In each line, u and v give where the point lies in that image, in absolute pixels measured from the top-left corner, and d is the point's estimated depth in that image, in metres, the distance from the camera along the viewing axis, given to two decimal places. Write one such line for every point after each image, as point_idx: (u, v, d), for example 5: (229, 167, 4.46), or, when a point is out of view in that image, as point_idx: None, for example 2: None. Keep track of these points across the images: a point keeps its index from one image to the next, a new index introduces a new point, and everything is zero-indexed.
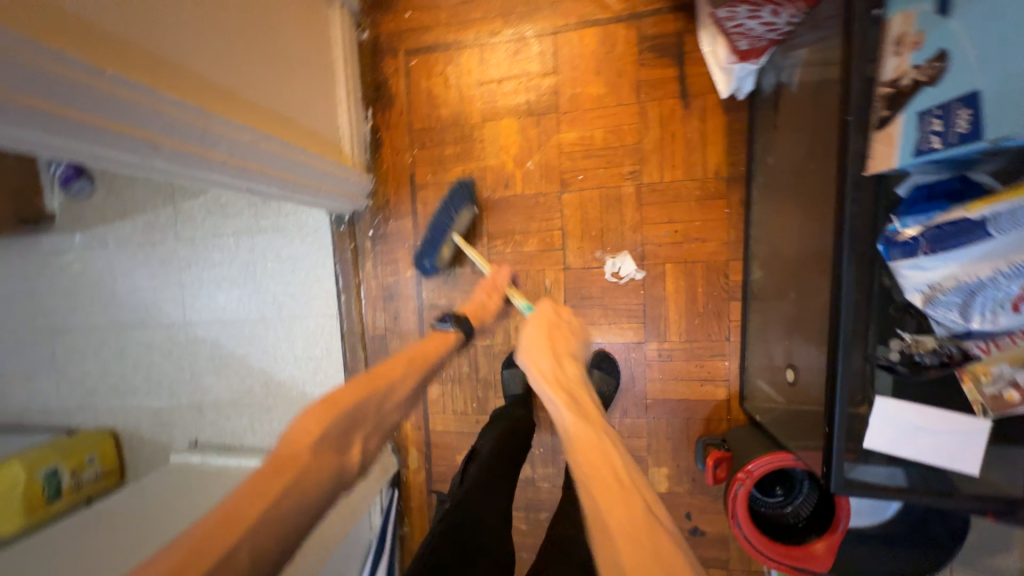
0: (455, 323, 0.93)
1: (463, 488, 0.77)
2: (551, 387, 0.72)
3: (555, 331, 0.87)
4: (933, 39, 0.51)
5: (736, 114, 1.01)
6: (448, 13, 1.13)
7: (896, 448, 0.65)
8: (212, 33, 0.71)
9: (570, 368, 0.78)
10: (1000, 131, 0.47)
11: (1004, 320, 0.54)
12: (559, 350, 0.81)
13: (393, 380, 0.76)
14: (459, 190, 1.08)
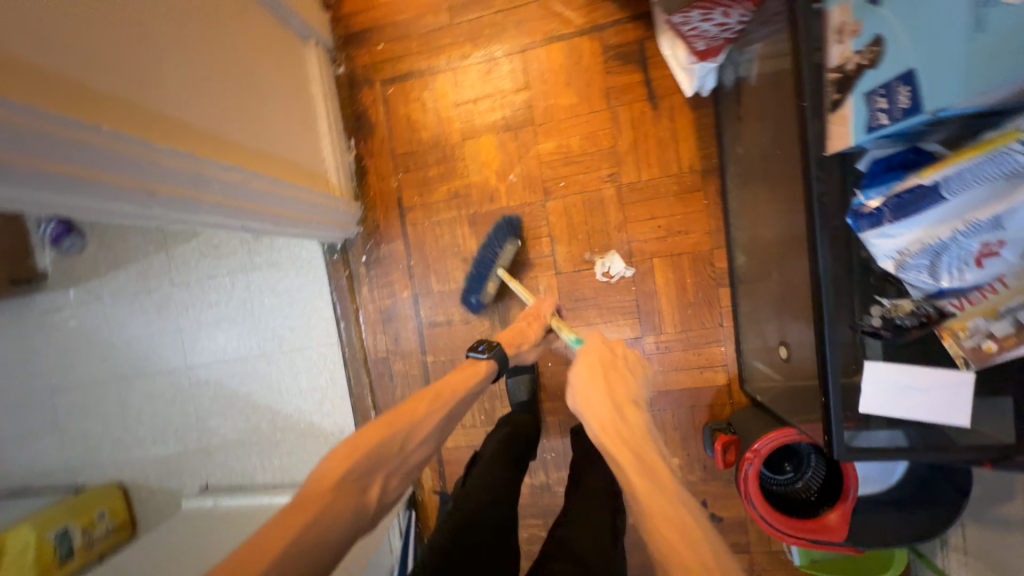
0: (488, 351, 0.92)
1: (467, 487, 0.82)
2: (611, 441, 0.70)
3: (612, 373, 0.84)
4: (869, 26, 0.55)
5: (703, 109, 1.06)
6: (419, 41, 1.18)
7: (890, 409, 0.68)
8: (194, 81, 0.74)
9: (631, 418, 0.74)
10: (938, 102, 0.49)
11: (970, 275, 0.57)
12: (619, 396, 0.78)
13: (417, 418, 0.75)
14: (504, 225, 1.10)
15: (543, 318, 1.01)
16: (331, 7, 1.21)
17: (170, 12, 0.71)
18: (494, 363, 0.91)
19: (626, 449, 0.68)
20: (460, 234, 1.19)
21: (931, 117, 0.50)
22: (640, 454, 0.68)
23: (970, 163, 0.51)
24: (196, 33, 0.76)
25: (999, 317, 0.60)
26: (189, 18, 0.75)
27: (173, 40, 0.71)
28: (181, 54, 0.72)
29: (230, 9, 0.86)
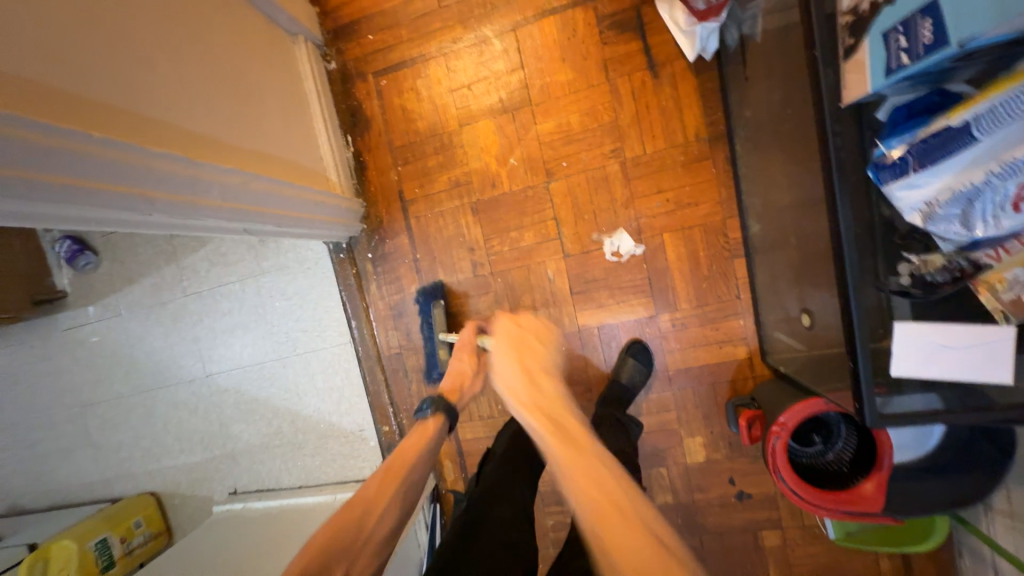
0: (432, 410, 0.87)
1: (481, 485, 0.82)
2: (534, 414, 0.74)
3: (525, 348, 0.87)
4: None
5: (707, 73, 1.01)
6: (408, 29, 1.15)
7: (926, 371, 0.64)
8: (185, 84, 0.73)
9: (547, 387, 0.79)
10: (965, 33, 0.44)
11: (1009, 222, 0.52)
12: (533, 369, 0.83)
13: (365, 509, 0.68)
14: (421, 297, 1.16)
15: (468, 345, 0.94)
16: (318, 1, 1.19)
17: (154, 14, 0.70)
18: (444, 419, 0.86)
19: (540, 414, 0.74)
20: (464, 223, 1.17)
21: (957, 50, 0.46)
22: (557, 421, 0.72)
23: (1003, 96, 0.46)
24: (182, 34, 0.75)
25: None
26: (173, 19, 0.74)
27: (160, 43, 0.70)
28: (168, 56, 0.71)
29: (215, 9, 0.85)
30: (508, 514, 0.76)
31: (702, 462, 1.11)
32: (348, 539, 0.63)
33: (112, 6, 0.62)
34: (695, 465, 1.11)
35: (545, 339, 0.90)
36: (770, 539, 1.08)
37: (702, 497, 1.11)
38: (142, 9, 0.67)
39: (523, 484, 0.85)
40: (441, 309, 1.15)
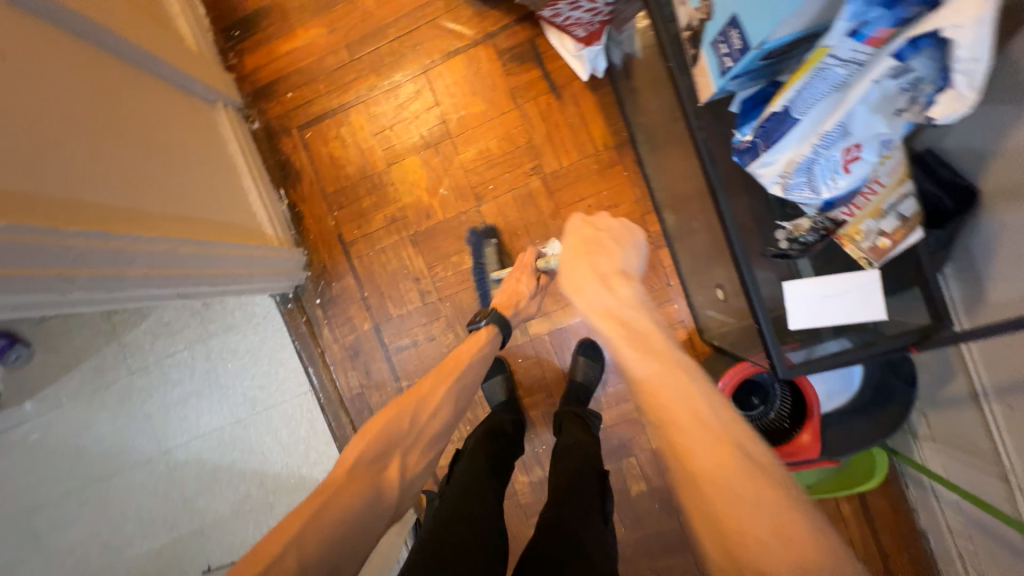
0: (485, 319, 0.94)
1: (451, 480, 0.86)
2: (606, 325, 0.66)
3: (593, 250, 0.75)
4: None
5: (603, 89, 1.12)
6: (325, 82, 1.21)
7: (816, 319, 0.72)
8: (96, 161, 0.75)
9: (622, 291, 0.69)
10: (760, 37, 0.53)
11: (843, 182, 0.62)
12: (607, 271, 0.72)
13: (424, 394, 0.77)
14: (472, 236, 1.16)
15: (529, 266, 1.01)
16: (234, 68, 1.24)
17: (62, 101, 0.72)
18: (498, 328, 0.93)
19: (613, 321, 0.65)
20: (405, 255, 1.21)
21: (759, 52, 0.54)
22: (635, 329, 0.64)
23: (801, 83, 0.53)
24: (90, 114, 0.77)
25: (885, 214, 0.67)
26: (81, 101, 0.76)
27: (66, 125, 0.71)
28: (76, 136, 0.72)
29: (121, 85, 0.87)
30: (479, 501, 0.80)
31: None
32: (403, 424, 0.71)
33: (15, 99, 0.64)
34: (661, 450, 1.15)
35: (621, 241, 0.79)
36: None
37: None
38: (40, 94, 0.69)
39: (490, 472, 0.89)
40: (492, 247, 1.14)
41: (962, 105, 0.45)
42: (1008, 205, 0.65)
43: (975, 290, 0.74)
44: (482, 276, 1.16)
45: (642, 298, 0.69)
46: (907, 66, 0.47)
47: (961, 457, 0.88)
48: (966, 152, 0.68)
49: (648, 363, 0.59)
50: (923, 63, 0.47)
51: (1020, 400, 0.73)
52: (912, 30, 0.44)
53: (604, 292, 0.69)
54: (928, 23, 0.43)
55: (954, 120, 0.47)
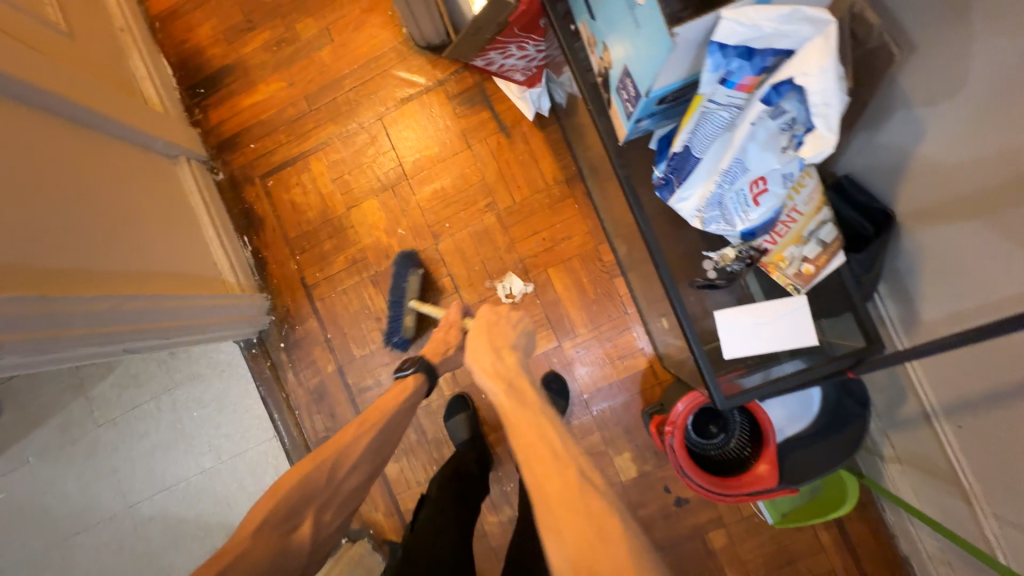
0: (411, 367, 0.94)
1: (415, 528, 0.85)
2: (494, 383, 0.78)
3: (493, 327, 0.89)
4: (597, 36, 0.66)
5: (549, 127, 1.16)
6: (285, 132, 1.26)
7: (748, 347, 0.74)
8: (48, 227, 0.78)
9: (510, 358, 0.83)
10: (646, 84, 0.55)
11: (755, 214, 0.64)
12: (499, 344, 0.86)
13: (343, 446, 0.80)
14: (400, 260, 1.14)
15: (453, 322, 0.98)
16: (199, 123, 1.29)
17: (11, 169, 0.75)
18: (422, 377, 0.92)
19: (498, 378, 0.78)
20: (366, 295, 1.22)
21: (648, 98, 0.56)
22: (513, 387, 0.77)
23: (691, 126, 0.56)
24: (41, 179, 0.80)
25: (806, 241, 0.69)
26: (33, 167, 0.79)
27: (14, 193, 0.74)
28: (26, 207, 0.76)
29: (80, 148, 0.90)
30: (448, 551, 0.81)
31: (636, 477, 1.12)
32: None
33: None
34: (631, 481, 1.12)
35: (519, 322, 0.93)
36: (717, 540, 1.08)
37: (646, 512, 1.11)
38: None
39: (454, 513, 0.89)
40: (417, 275, 1.14)
41: (826, 145, 0.49)
42: (923, 223, 0.67)
43: (909, 311, 0.75)
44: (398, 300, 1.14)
45: (524, 367, 0.83)
46: (779, 108, 0.51)
47: (927, 479, 0.86)
48: (880, 175, 0.71)
49: (519, 412, 0.71)
50: (794, 105, 0.50)
51: (969, 418, 0.74)
52: (773, 78, 0.48)
53: (496, 359, 0.82)
54: (787, 70, 0.47)
55: (822, 159, 0.50)
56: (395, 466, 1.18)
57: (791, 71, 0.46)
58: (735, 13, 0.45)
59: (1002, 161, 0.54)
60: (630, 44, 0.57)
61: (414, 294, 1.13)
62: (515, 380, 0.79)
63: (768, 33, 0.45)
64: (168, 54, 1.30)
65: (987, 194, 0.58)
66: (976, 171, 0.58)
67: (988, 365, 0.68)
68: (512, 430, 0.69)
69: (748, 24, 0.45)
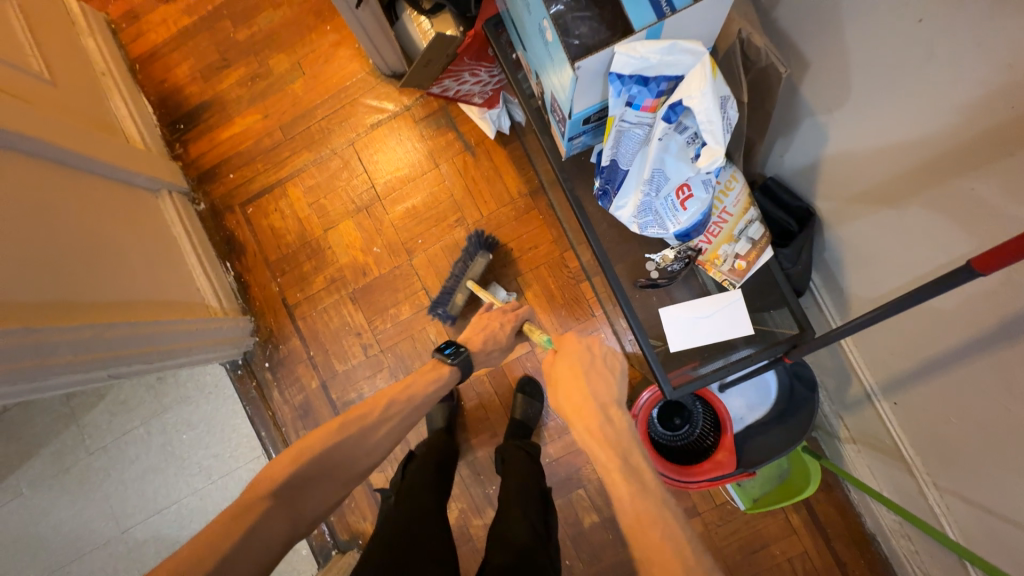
0: (454, 355, 0.92)
1: (404, 485, 0.90)
2: (605, 459, 0.68)
3: (592, 379, 0.76)
4: (530, 64, 0.76)
5: (511, 143, 1.23)
6: (262, 160, 1.32)
7: (692, 340, 0.82)
8: (36, 262, 0.83)
9: (617, 422, 0.72)
10: (568, 108, 0.64)
11: (684, 218, 0.70)
12: (604, 402, 0.74)
13: (372, 423, 0.79)
14: (473, 238, 1.16)
15: (517, 320, 0.98)
16: (180, 156, 1.35)
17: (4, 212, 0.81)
18: (457, 369, 0.92)
19: (599, 444, 0.69)
20: (346, 312, 1.27)
21: (572, 120, 0.65)
22: (629, 465, 0.67)
23: (612, 143, 0.64)
24: (32, 219, 0.85)
25: (737, 239, 0.76)
26: (23, 209, 0.85)
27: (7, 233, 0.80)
28: (18, 244, 0.81)
29: (64, 187, 0.95)
30: (434, 500, 0.86)
31: None
32: None
33: None
34: None
35: (616, 368, 0.79)
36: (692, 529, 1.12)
37: None
38: None
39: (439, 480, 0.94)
40: (483, 259, 1.15)
41: (716, 156, 0.57)
42: (838, 217, 0.75)
43: (839, 297, 0.81)
44: (457, 275, 1.16)
45: (635, 433, 0.71)
46: (682, 124, 0.59)
47: (878, 456, 0.91)
48: (799, 174, 0.79)
49: (649, 505, 0.62)
50: (692, 121, 0.58)
51: (902, 394, 0.80)
52: (669, 100, 0.57)
53: (606, 425, 0.71)
54: (678, 92, 0.56)
55: (717, 167, 0.58)
56: (382, 477, 1.21)
57: (680, 94, 0.55)
58: (626, 48, 0.54)
59: (901, 154, 0.62)
60: (551, 77, 0.66)
61: (472, 277, 1.15)
62: (625, 449, 0.69)
63: (655, 63, 0.54)
64: (148, 93, 1.37)
65: (893, 184, 0.65)
66: (881, 163, 0.65)
67: (911, 342, 0.74)
68: (639, 534, 0.60)
69: (637, 57, 0.53)
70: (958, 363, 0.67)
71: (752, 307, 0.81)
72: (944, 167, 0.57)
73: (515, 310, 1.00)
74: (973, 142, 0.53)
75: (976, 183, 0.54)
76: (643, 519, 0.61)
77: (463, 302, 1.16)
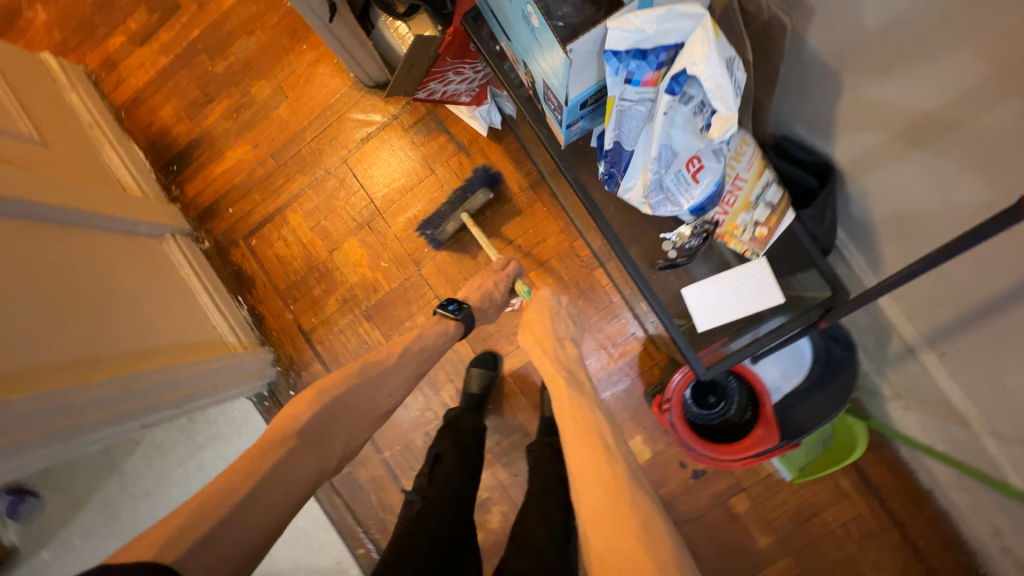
0: (458, 311, 0.93)
1: (432, 487, 0.86)
2: (551, 371, 0.80)
3: (555, 318, 0.90)
4: (516, 54, 0.73)
5: (505, 138, 1.20)
6: (259, 191, 1.31)
7: (720, 316, 0.79)
8: (51, 325, 0.83)
9: (568, 350, 0.85)
10: (563, 94, 0.62)
11: (698, 192, 0.67)
12: (561, 335, 0.87)
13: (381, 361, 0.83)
14: (481, 173, 1.15)
15: (507, 275, 1.00)
16: (178, 198, 1.35)
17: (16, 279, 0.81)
18: (460, 325, 0.93)
19: (547, 362, 0.82)
20: (362, 330, 1.26)
21: (569, 106, 0.63)
22: (572, 376, 0.79)
23: (614, 124, 0.61)
24: (45, 282, 0.86)
25: (755, 206, 0.73)
26: (34, 274, 0.85)
27: (23, 300, 0.80)
28: (37, 309, 0.82)
29: (71, 245, 0.95)
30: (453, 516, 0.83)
31: (652, 458, 1.13)
32: None
33: None
34: (648, 464, 1.13)
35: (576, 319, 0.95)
36: (740, 505, 1.09)
37: (667, 491, 1.12)
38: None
39: (469, 487, 0.90)
40: (484, 195, 1.13)
41: (729, 122, 0.54)
42: (862, 168, 0.71)
43: (870, 252, 0.78)
44: (454, 204, 1.15)
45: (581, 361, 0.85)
46: (687, 94, 0.57)
47: (927, 411, 0.87)
48: (813, 128, 0.75)
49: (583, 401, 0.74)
50: (698, 89, 0.56)
51: (949, 344, 0.76)
52: (671, 71, 0.55)
53: (558, 348, 0.84)
54: (680, 61, 0.54)
55: (730, 135, 0.55)
56: None
57: (682, 62, 0.53)
58: (619, 22, 0.52)
59: (925, 93, 0.58)
60: (542, 66, 0.63)
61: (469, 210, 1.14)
62: (571, 369, 0.81)
63: (652, 33, 0.52)
64: (138, 139, 1.36)
65: (919, 129, 0.61)
66: (903, 106, 0.61)
67: (954, 290, 0.70)
68: (571, 421, 0.72)
69: (632, 29, 0.52)
70: (1008, 306, 0.64)
71: (778, 274, 0.78)
72: (976, 100, 0.54)
73: (505, 267, 1.01)
74: (1007, 67, 0.49)
75: (1015, 112, 0.51)
76: (577, 409, 0.73)
77: (453, 231, 1.15)
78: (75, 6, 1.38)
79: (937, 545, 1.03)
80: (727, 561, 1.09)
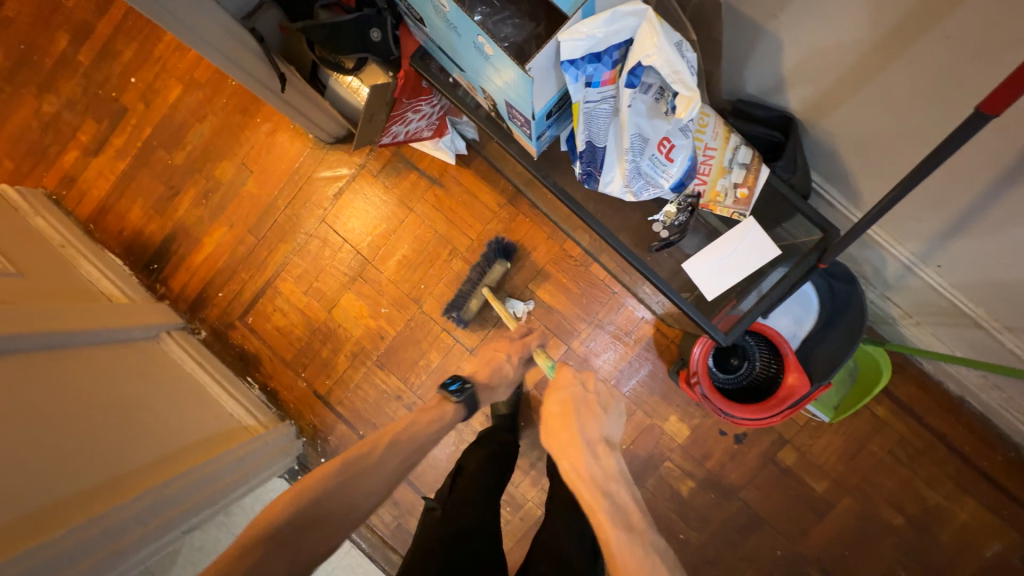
0: (459, 391, 0.87)
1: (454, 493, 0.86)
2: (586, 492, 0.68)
3: (584, 416, 0.76)
4: (471, 82, 0.76)
5: (474, 161, 1.22)
6: (245, 269, 1.30)
7: (725, 281, 0.81)
8: (66, 452, 0.81)
9: (603, 457, 0.72)
10: (528, 109, 0.64)
11: (674, 170, 0.69)
12: (592, 439, 0.74)
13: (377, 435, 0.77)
14: (496, 246, 1.18)
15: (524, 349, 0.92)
16: (164, 295, 1.33)
17: (37, 414, 0.81)
18: (461, 409, 0.86)
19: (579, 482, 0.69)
20: (379, 380, 1.25)
21: (536, 120, 0.65)
22: (609, 493, 0.68)
23: (582, 127, 0.64)
24: (63, 410, 0.85)
25: (730, 169, 0.75)
26: (53, 404, 0.85)
27: (46, 434, 0.80)
28: (61, 440, 0.81)
29: (76, 367, 0.95)
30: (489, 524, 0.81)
31: (691, 434, 1.13)
32: None
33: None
34: (689, 440, 1.13)
35: (609, 404, 0.81)
36: (787, 458, 1.10)
37: (714, 462, 1.12)
38: (19, 418, 0.78)
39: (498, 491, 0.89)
40: (501, 268, 1.15)
41: (693, 101, 0.57)
42: (819, 111, 0.75)
43: (846, 186, 0.81)
44: (476, 281, 1.18)
45: (621, 471, 0.73)
46: (645, 84, 0.61)
47: (939, 321, 0.90)
48: (763, 87, 0.78)
49: (637, 553, 0.62)
50: (654, 77, 0.61)
51: (944, 256, 0.79)
52: (626, 67, 0.59)
53: (594, 462, 0.71)
54: (633, 57, 0.57)
55: (695, 112, 0.58)
56: None
57: (636, 57, 0.57)
58: (570, 33, 0.54)
59: (860, 31, 0.62)
60: (501, 90, 0.66)
61: (491, 283, 1.16)
62: (603, 478, 0.70)
63: (602, 36, 0.55)
64: (112, 247, 1.35)
65: (864, 65, 0.65)
66: (845, 49, 0.65)
67: (934, 205, 0.73)
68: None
69: (583, 37, 0.54)
70: (989, 206, 0.68)
71: (766, 227, 0.81)
72: (913, 26, 0.58)
73: (524, 338, 0.96)
74: None
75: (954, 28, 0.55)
76: (633, 570, 0.60)
77: (478, 307, 1.17)
78: (21, 132, 1.38)
79: (981, 447, 1.05)
80: (789, 515, 1.10)
